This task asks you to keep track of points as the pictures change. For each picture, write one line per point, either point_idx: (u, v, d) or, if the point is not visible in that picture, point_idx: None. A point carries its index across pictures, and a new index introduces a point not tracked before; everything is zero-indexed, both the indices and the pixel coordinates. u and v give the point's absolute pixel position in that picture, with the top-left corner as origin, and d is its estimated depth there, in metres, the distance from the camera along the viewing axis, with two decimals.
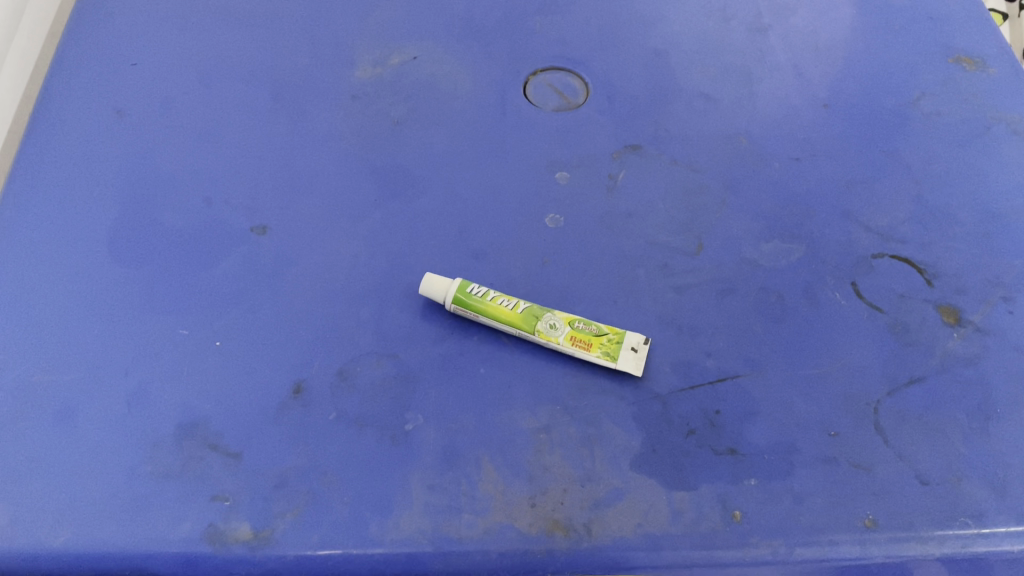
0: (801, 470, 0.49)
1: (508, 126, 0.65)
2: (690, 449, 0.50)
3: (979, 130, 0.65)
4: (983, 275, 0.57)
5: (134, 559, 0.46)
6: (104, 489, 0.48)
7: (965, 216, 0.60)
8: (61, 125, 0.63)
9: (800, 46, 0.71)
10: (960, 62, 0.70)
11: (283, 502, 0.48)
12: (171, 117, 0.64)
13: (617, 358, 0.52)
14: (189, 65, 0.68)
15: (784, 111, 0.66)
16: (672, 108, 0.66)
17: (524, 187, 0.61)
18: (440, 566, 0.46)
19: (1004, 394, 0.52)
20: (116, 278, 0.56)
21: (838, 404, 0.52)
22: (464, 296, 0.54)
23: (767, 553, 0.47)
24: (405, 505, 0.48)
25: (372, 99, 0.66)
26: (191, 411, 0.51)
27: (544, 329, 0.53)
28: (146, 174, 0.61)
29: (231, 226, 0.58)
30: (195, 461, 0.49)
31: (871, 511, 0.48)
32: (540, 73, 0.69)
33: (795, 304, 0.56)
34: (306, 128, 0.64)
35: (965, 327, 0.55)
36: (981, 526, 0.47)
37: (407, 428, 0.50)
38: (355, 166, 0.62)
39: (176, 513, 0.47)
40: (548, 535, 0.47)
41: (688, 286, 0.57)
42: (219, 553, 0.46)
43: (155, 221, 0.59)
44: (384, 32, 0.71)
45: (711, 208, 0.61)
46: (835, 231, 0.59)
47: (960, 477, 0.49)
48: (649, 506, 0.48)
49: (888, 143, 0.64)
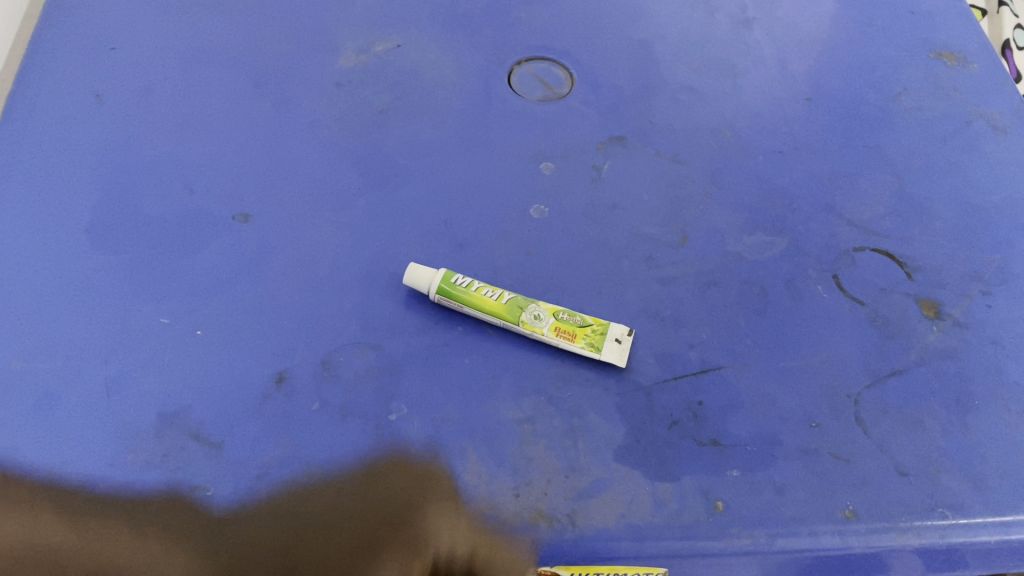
0: (783, 461, 0.50)
1: (493, 117, 0.64)
2: (673, 440, 0.50)
3: (959, 126, 0.66)
4: (962, 270, 0.58)
5: (111, 549, 0.46)
6: (83, 478, 0.47)
7: (945, 212, 0.61)
8: (39, 108, 0.62)
9: (785, 40, 0.71)
10: (941, 58, 0.70)
11: (264, 492, 0.47)
12: (153, 103, 0.63)
13: (602, 349, 0.52)
14: (171, 50, 0.67)
15: (768, 104, 0.66)
16: (657, 101, 0.66)
17: (509, 177, 0.61)
18: (423, 556, 0.46)
19: (981, 387, 0.53)
20: (95, 265, 0.55)
21: (819, 395, 0.52)
22: (448, 287, 0.54)
23: (748, 543, 0.47)
24: (390, 495, 0.48)
25: (355, 87, 0.65)
26: (172, 400, 0.50)
27: (529, 320, 0.53)
28: (127, 160, 0.60)
29: (214, 214, 0.58)
30: (176, 451, 0.48)
31: (851, 502, 0.48)
32: (525, 63, 0.68)
33: (777, 297, 0.56)
34: (289, 115, 0.63)
35: (944, 321, 0.56)
36: (959, 517, 0.48)
37: (391, 418, 0.50)
38: (338, 155, 0.61)
39: (156, 503, 0.47)
40: (532, 525, 0.47)
41: (673, 279, 0.57)
42: (199, 544, 0.46)
43: (134, 209, 0.58)
44: (368, 21, 0.70)
45: (695, 201, 0.61)
46: (817, 224, 0.60)
47: (939, 469, 0.50)
48: (632, 496, 0.48)
49: (871, 138, 0.65)
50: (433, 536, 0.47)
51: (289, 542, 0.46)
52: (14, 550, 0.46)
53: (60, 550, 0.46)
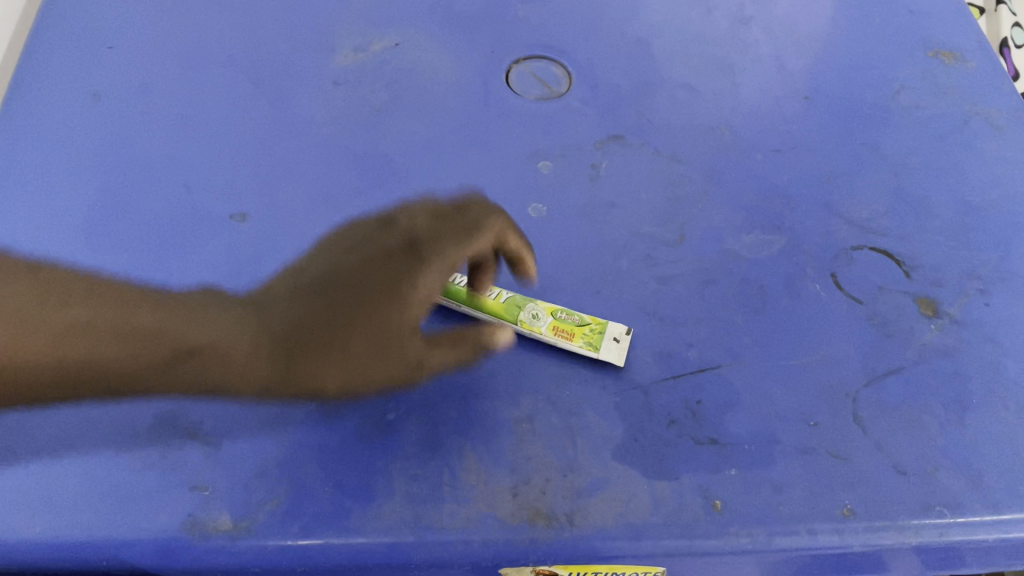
0: (781, 459, 0.50)
1: (491, 116, 0.64)
2: (672, 439, 0.50)
3: (957, 124, 0.66)
4: (960, 268, 0.58)
5: (110, 549, 0.46)
6: (81, 478, 0.47)
7: (943, 210, 0.61)
8: (36, 108, 0.62)
9: (783, 38, 0.71)
10: (939, 56, 0.70)
11: (262, 492, 0.47)
12: (151, 102, 0.63)
13: (600, 348, 0.52)
14: (168, 49, 0.66)
15: (766, 103, 0.66)
16: (655, 99, 0.66)
17: (507, 176, 0.61)
18: (422, 555, 0.46)
19: (979, 386, 0.53)
20: (92, 264, 0.55)
21: (817, 394, 0.52)
22: (447, 287, 0.55)
23: (746, 542, 0.47)
24: (399, 317, 0.50)
25: (353, 85, 0.65)
26: (170, 400, 0.50)
27: (527, 318, 0.54)
28: (125, 159, 0.60)
29: (211, 214, 0.57)
30: (174, 450, 0.48)
31: (849, 500, 0.48)
32: (523, 62, 0.68)
33: (775, 295, 0.56)
34: (286, 114, 0.63)
35: (942, 319, 0.56)
36: (956, 515, 0.48)
37: (389, 417, 0.50)
38: (336, 154, 0.61)
39: (154, 503, 0.47)
40: (530, 524, 0.47)
41: (671, 277, 0.57)
42: (197, 544, 0.46)
43: (132, 208, 0.57)
44: (365, 19, 0.70)
45: (693, 199, 0.61)
46: (815, 222, 0.60)
47: (937, 467, 0.50)
48: (631, 494, 0.48)
49: (869, 136, 0.65)
50: (443, 255, 0.52)
51: (324, 335, 0.49)
52: (101, 349, 0.46)
53: (143, 336, 0.47)
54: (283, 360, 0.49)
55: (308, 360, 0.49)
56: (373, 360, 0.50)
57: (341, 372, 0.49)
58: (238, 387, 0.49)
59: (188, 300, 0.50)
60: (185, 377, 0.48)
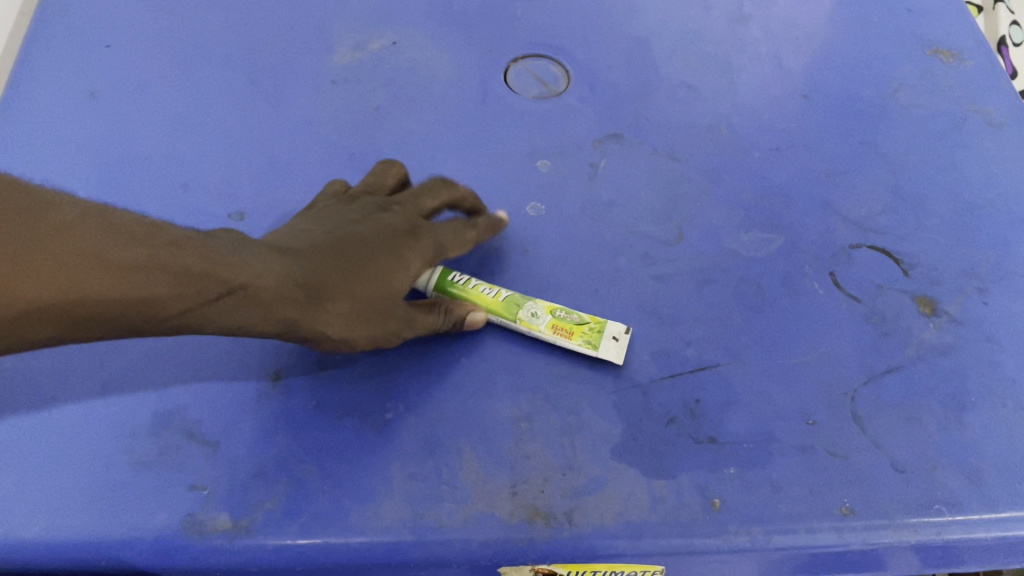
0: (780, 458, 0.50)
1: (489, 114, 0.64)
2: (671, 438, 0.50)
3: (955, 122, 0.66)
4: (958, 266, 0.58)
5: (107, 549, 0.46)
6: (78, 478, 0.47)
7: (941, 208, 0.61)
8: (32, 106, 0.62)
9: (781, 37, 0.71)
10: (937, 55, 0.70)
11: (261, 491, 0.47)
12: (148, 100, 0.63)
13: (599, 346, 0.52)
14: (166, 48, 0.66)
15: (764, 101, 0.66)
16: (654, 98, 0.66)
17: (505, 175, 0.61)
18: (420, 555, 0.46)
19: (977, 384, 0.53)
20: None
21: (815, 392, 0.52)
22: (445, 284, 0.55)
23: (745, 540, 0.47)
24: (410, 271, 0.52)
25: (351, 83, 0.65)
26: (169, 399, 0.50)
27: (527, 317, 0.53)
28: (122, 158, 0.60)
29: (209, 212, 0.57)
30: (172, 450, 0.48)
31: (847, 499, 0.48)
32: (521, 61, 0.68)
33: (774, 294, 0.56)
34: (284, 112, 0.63)
35: (940, 317, 0.56)
36: (955, 513, 0.48)
37: (388, 416, 0.50)
38: (334, 153, 0.61)
39: (152, 503, 0.46)
40: (529, 523, 0.47)
41: (669, 276, 0.57)
42: (196, 543, 0.46)
43: (129, 207, 0.57)
44: (363, 18, 0.70)
45: (692, 198, 0.61)
46: (814, 221, 0.60)
47: (935, 465, 0.50)
48: (630, 493, 0.48)
49: (867, 134, 0.65)
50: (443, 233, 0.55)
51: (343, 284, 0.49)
52: (151, 286, 0.43)
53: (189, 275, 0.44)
54: (307, 302, 0.47)
55: (325, 304, 0.48)
56: (373, 314, 0.50)
57: (354, 315, 0.49)
58: (252, 333, 0.47)
59: (218, 240, 0.47)
60: (224, 316, 0.46)
